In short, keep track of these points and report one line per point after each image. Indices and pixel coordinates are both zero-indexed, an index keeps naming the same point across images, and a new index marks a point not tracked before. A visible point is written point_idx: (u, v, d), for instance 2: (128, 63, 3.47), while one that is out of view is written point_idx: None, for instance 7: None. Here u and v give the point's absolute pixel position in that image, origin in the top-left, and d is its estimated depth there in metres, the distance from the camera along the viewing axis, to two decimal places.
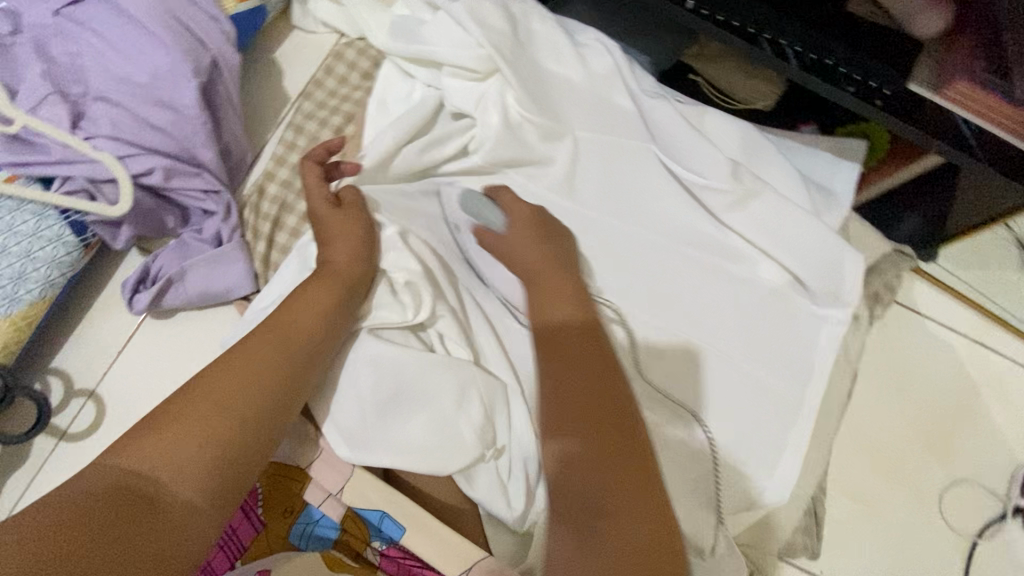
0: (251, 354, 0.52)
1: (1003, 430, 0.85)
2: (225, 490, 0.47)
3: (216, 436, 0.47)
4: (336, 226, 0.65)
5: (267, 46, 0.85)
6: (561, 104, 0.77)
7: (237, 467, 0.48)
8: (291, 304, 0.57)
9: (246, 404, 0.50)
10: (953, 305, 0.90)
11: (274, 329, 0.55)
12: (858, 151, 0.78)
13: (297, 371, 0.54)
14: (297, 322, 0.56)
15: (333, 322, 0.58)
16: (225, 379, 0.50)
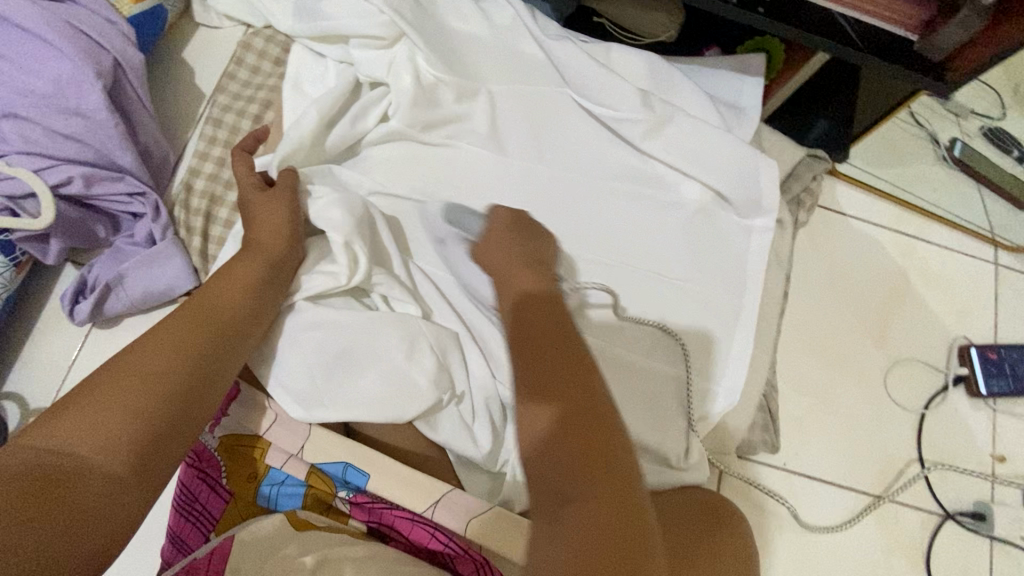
0: (177, 334, 0.53)
1: (934, 309, 0.91)
2: (152, 464, 0.46)
3: (145, 410, 0.47)
4: (259, 206, 0.67)
5: (174, 47, 0.85)
6: (472, 61, 0.79)
7: (162, 441, 0.47)
8: (212, 291, 0.58)
9: (168, 381, 0.49)
10: (873, 201, 0.96)
11: (194, 314, 0.55)
12: (760, 64, 0.82)
13: (223, 349, 0.55)
14: (219, 303, 0.57)
15: (259, 303, 0.60)
16: (151, 358, 0.50)
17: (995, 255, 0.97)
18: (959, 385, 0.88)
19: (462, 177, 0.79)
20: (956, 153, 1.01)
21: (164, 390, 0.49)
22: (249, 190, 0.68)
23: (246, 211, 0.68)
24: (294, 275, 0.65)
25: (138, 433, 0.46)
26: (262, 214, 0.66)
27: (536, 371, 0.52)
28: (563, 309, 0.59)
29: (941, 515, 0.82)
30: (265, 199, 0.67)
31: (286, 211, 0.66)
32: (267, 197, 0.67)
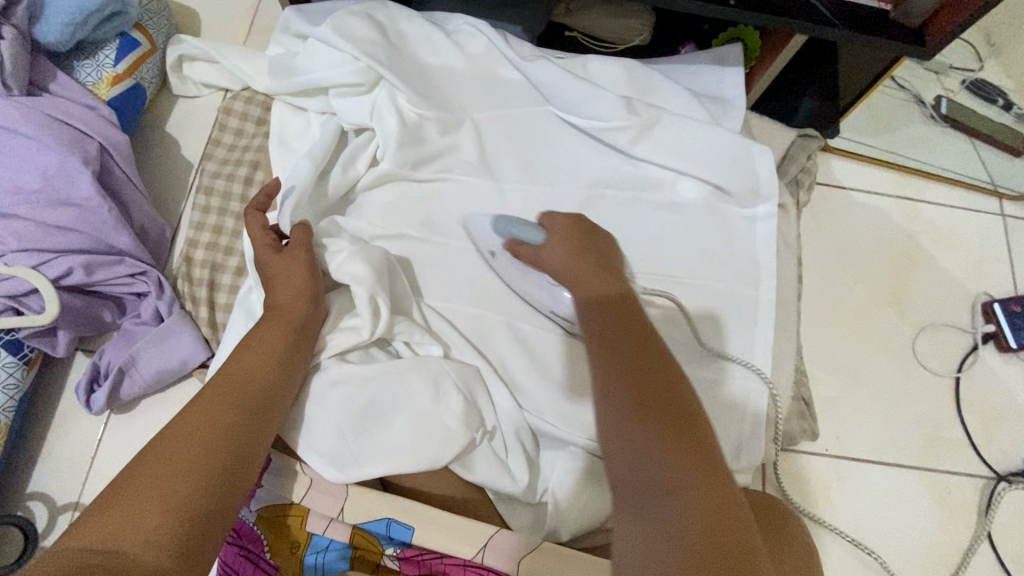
0: (206, 408, 0.51)
1: (949, 269, 0.90)
2: (189, 554, 0.43)
3: (182, 493, 0.45)
4: (276, 267, 0.64)
5: (156, 122, 0.85)
6: (452, 92, 0.79)
7: (199, 526, 0.45)
8: (235, 361, 0.57)
9: (202, 459, 0.48)
10: (869, 171, 0.95)
11: (219, 389, 0.54)
12: (739, 53, 0.82)
13: (254, 418, 0.53)
14: (245, 370, 0.56)
15: (285, 367, 0.58)
16: (183, 436, 0.49)
17: (1000, 206, 0.96)
18: (989, 343, 0.86)
19: (459, 209, 0.78)
20: (943, 111, 1.03)
21: (197, 469, 0.47)
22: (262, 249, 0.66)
23: (263, 274, 0.66)
24: (315, 334, 0.63)
25: (174, 520, 0.44)
26: (280, 276, 0.64)
27: (642, 378, 0.50)
28: (638, 311, 0.57)
29: (995, 478, 0.80)
30: (280, 259, 0.65)
31: (305, 272, 0.64)
32: (278, 257, 0.65)
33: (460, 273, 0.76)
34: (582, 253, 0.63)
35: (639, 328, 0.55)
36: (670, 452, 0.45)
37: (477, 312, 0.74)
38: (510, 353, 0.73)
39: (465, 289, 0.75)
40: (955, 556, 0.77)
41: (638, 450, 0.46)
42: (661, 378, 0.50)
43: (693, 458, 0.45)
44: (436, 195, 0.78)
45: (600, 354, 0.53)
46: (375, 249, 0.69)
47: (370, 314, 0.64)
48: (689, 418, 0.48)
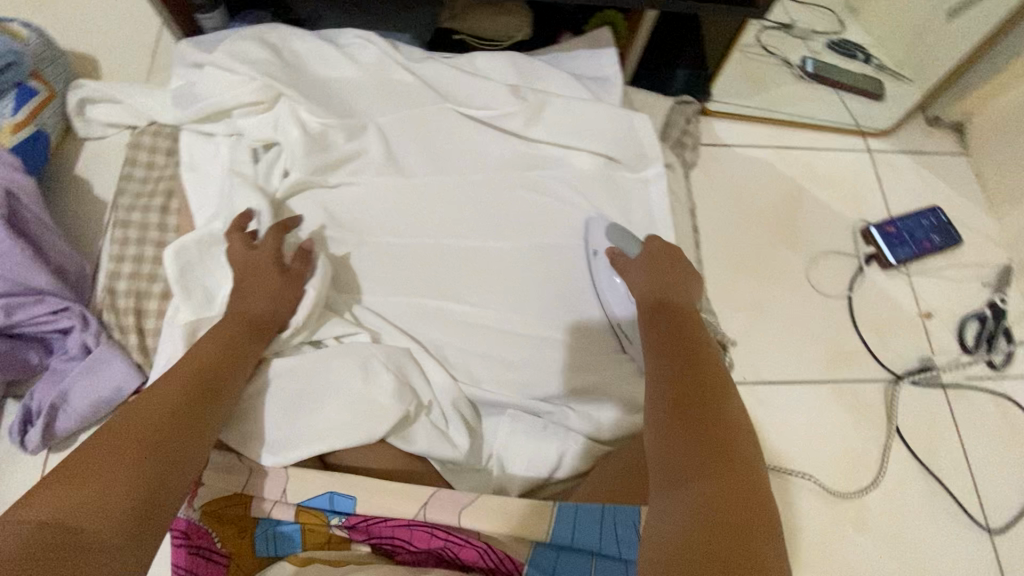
0: (168, 393, 0.54)
1: (829, 203, 1.00)
2: (150, 522, 0.45)
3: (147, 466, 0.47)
4: (254, 266, 0.68)
5: (65, 167, 0.86)
6: (351, 101, 0.84)
7: (162, 502, 0.47)
8: (193, 356, 0.58)
9: (169, 436, 0.50)
10: (748, 128, 1.06)
11: (178, 378, 0.55)
12: (609, 36, 0.91)
13: (213, 403, 0.56)
14: (207, 360, 0.59)
15: (243, 361, 0.61)
16: (145, 416, 0.51)
17: (866, 143, 1.08)
18: (872, 263, 0.96)
19: (375, 208, 0.82)
20: (810, 69, 1.12)
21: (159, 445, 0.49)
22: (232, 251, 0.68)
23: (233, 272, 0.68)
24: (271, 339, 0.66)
25: (137, 499, 0.45)
26: (254, 281, 0.66)
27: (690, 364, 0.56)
28: (695, 320, 0.63)
29: (893, 380, 0.89)
30: (262, 262, 0.68)
31: (274, 277, 0.67)
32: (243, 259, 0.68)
33: (382, 266, 0.80)
34: (674, 275, 0.69)
35: (687, 324, 0.62)
36: (683, 443, 0.48)
37: (402, 299, 0.78)
38: (438, 331, 0.77)
39: (390, 281, 0.79)
40: (867, 452, 0.85)
41: (658, 468, 0.48)
42: (694, 361, 0.56)
43: (683, 407, 0.51)
44: (350, 197, 0.82)
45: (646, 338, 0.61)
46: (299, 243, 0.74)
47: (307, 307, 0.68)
48: (719, 394, 0.52)
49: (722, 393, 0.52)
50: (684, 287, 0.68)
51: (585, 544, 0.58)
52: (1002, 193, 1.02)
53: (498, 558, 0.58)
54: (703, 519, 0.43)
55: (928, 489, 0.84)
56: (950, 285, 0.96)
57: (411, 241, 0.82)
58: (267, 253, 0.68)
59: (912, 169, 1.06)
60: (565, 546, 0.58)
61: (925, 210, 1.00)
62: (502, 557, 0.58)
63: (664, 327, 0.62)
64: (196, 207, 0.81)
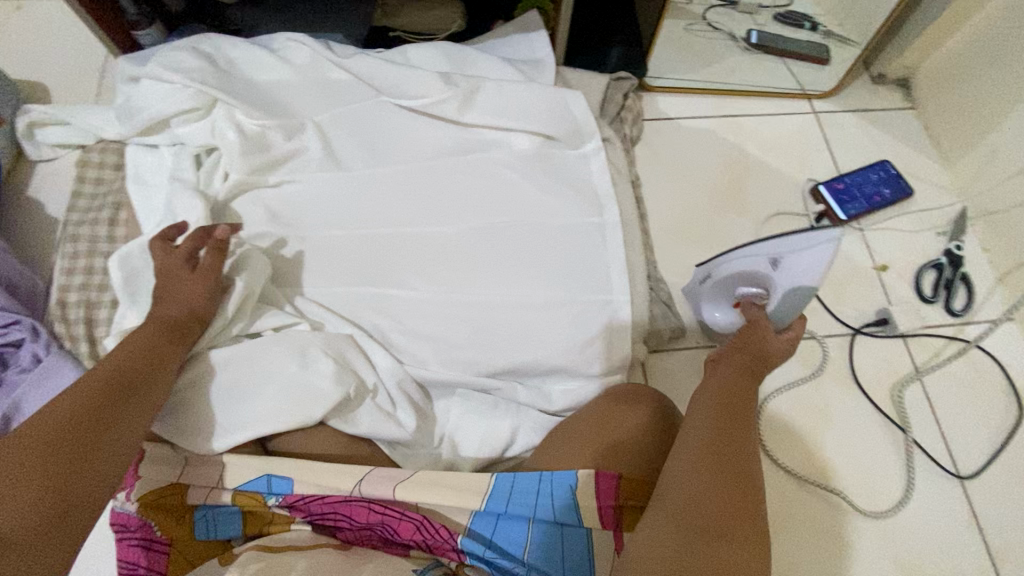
0: (88, 390, 0.54)
1: (776, 166, 1.00)
2: (69, 517, 0.47)
3: (64, 464, 0.48)
4: (176, 267, 0.67)
5: (17, 190, 0.89)
6: (288, 102, 0.86)
7: (85, 496, 0.48)
8: (116, 356, 0.58)
9: (87, 433, 0.51)
10: (692, 100, 1.07)
11: (99, 378, 0.55)
12: (538, 19, 0.93)
13: (140, 398, 0.56)
14: (131, 356, 0.58)
15: (170, 355, 0.61)
16: (61, 415, 0.51)
17: (812, 106, 1.08)
18: (824, 221, 0.96)
19: (317, 203, 0.84)
20: (755, 41, 1.06)
21: (78, 442, 0.50)
22: (161, 256, 0.68)
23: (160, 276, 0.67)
24: (200, 334, 0.66)
25: (55, 500, 0.46)
26: (174, 287, 0.66)
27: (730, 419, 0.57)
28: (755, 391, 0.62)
29: (852, 334, 0.88)
30: (179, 266, 0.67)
31: (197, 276, 0.67)
32: (174, 264, 0.67)
33: (327, 258, 0.81)
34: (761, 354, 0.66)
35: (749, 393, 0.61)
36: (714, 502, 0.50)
37: (347, 289, 0.79)
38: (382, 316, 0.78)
39: (335, 273, 0.80)
40: (831, 408, 0.84)
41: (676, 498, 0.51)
42: (738, 416, 0.58)
43: (721, 440, 0.55)
44: (292, 194, 0.84)
45: (726, 377, 0.62)
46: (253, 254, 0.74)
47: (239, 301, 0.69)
48: (742, 455, 0.55)
49: (741, 459, 0.54)
50: (764, 346, 0.67)
51: (521, 510, 0.57)
52: (951, 142, 1.02)
53: (433, 530, 0.57)
54: (715, 522, 0.48)
55: (897, 442, 0.82)
56: (905, 236, 0.96)
57: (354, 232, 0.82)
58: (185, 255, 0.68)
59: (860, 127, 1.06)
60: (503, 514, 0.58)
61: (874, 165, 0.99)
62: (437, 528, 0.57)
63: (733, 371, 0.63)
64: (142, 216, 0.82)
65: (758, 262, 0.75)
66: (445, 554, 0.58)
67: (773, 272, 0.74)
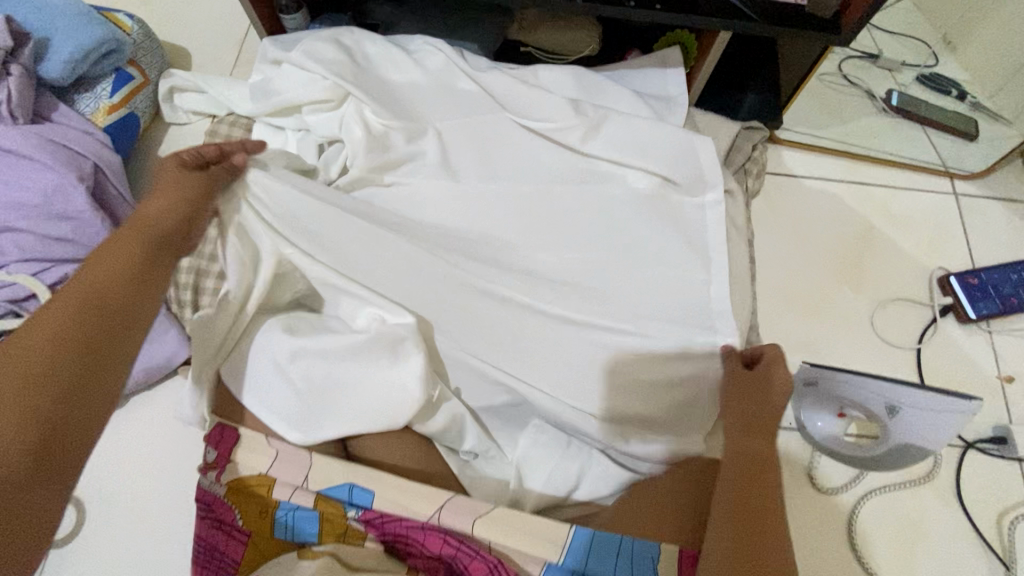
0: (58, 317, 0.49)
1: (903, 246, 0.93)
2: (47, 466, 0.44)
3: (37, 408, 0.45)
4: (166, 178, 0.61)
5: (149, 148, 0.93)
6: (413, 105, 0.86)
7: (64, 441, 0.45)
8: (88, 273, 0.52)
9: (62, 365, 0.47)
10: (820, 159, 1.00)
11: (72, 308, 0.50)
12: (678, 56, 0.89)
13: (119, 326, 0.51)
14: (107, 275, 0.53)
15: (156, 272, 0.55)
16: (31, 348, 0.47)
17: (953, 185, 1.00)
18: (948, 315, 0.88)
19: (426, 210, 0.83)
20: (893, 103, 1.08)
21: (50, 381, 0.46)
22: (164, 165, 0.61)
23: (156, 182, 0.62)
24: (189, 247, 0.60)
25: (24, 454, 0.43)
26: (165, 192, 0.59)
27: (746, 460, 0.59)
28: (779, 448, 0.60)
29: (963, 446, 0.81)
30: (172, 173, 0.61)
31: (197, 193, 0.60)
32: (171, 172, 0.61)
33: None
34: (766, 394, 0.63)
35: (768, 450, 0.59)
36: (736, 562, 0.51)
37: None
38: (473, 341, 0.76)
39: None
40: (926, 521, 0.77)
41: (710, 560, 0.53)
42: (756, 474, 0.57)
43: (750, 483, 0.56)
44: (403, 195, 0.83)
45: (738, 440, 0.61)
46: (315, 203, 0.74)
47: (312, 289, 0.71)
48: (771, 511, 0.54)
49: (766, 516, 0.54)
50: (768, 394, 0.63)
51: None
52: None
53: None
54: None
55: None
56: None
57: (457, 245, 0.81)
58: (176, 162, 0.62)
59: (1004, 217, 0.97)
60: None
61: (1016, 263, 0.90)
62: None
63: (740, 419, 0.63)
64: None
65: (874, 402, 0.65)
66: None
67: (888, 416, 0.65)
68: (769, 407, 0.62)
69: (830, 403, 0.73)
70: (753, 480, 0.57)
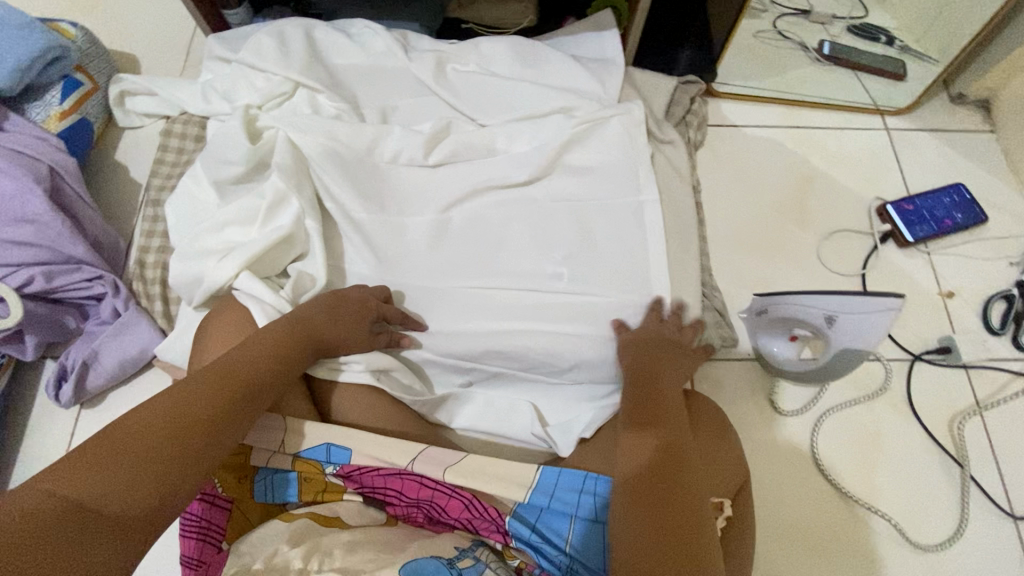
0: (236, 362, 0.55)
1: (843, 182, 0.98)
2: (171, 484, 0.44)
3: (197, 434, 0.47)
4: (350, 300, 0.68)
5: (106, 154, 0.94)
6: (357, 88, 0.90)
7: (182, 480, 0.45)
8: (247, 350, 0.57)
9: (190, 430, 0.47)
10: (760, 108, 1.05)
11: (145, 436, 0.45)
12: (611, 18, 0.93)
13: (248, 404, 0.53)
14: (249, 362, 0.56)
15: (287, 373, 0.59)
16: (204, 384, 0.51)
17: (884, 122, 1.05)
18: (889, 242, 0.93)
19: (384, 184, 0.84)
20: (825, 52, 1.09)
21: (202, 423, 0.48)
22: (370, 303, 0.69)
23: (344, 295, 0.68)
24: (352, 347, 0.67)
25: (163, 480, 0.44)
26: (350, 327, 0.67)
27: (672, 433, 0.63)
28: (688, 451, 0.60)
29: (910, 359, 0.86)
30: (357, 308, 0.68)
31: (338, 313, 0.66)
32: (364, 304, 0.69)
33: (389, 239, 0.81)
34: (645, 375, 0.70)
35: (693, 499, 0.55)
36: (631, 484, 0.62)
37: (409, 272, 0.80)
38: (424, 278, 0.81)
39: (390, 254, 0.81)
40: (883, 433, 0.82)
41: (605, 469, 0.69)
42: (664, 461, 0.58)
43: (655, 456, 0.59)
44: (352, 160, 0.83)
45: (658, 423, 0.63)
46: (294, 171, 0.78)
47: (271, 203, 0.75)
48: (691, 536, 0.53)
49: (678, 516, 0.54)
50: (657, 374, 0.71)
51: (563, 505, 0.58)
52: None
53: (482, 509, 0.58)
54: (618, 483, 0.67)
55: (952, 475, 0.79)
56: (974, 263, 0.92)
57: (415, 216, 0.83)
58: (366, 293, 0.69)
59: (934, 147, 1.02)
60: (547, 508, 0.58)
61: (947, 187, 0.96)
62: (486, 508, 0.58)
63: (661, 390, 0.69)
64: (181, 200, 0.81)
65: (814, 316, 0.71)
66: (492, 536, 0.58)
67: (828, 329, 0.71)
68: (661, 384, 0.70)
69: (774, 328, 0.78)
70: (646, 471, 0.57)
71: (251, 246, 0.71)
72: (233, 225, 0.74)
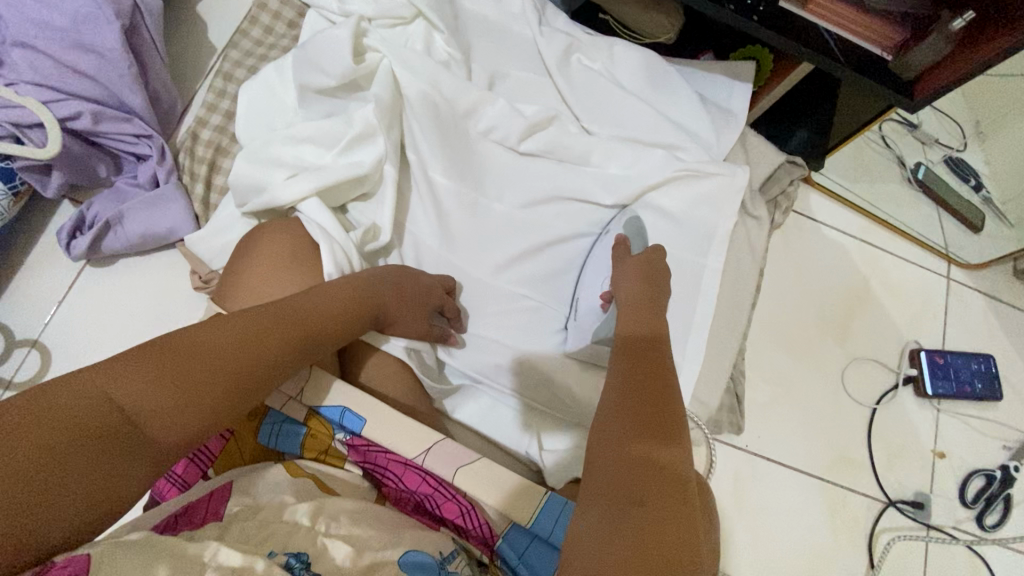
0: (304, 309, 0.53)
1: (890, 313, 0.98)
2: (210, 422, 0.44)
3: (248, 377, 0.47)
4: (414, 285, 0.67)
5: (189, 3, 0.86)
6: (475, 40, 0.84)
7: (218, 422, 0.45)
8: (318, 300, 0.55)
9: (246, 370, 0.47)
10: (842, 211, 1.04)
11: (198, 358, 0.44)
12: (750, 70, 0.88)
13: (302, 355, 0.52)
14: (316, 313, 0.54)
15: (343, 333, 0.57)
16: (271, 321, 0.50)
17: (948, 270, 1.04)
18: (908, 385, 0.95)
19: (467, 152, 0.80)
20: (920, 175, 1.09)
21: (257, 368, 0.47)
22: (434, 293, 0.69)
23: (411, 274, 0.68)
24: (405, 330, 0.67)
25: (204, 419, 0.44)
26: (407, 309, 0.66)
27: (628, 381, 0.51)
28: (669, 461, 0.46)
29: (884, 502, 0.89)
30: (417, 292, 0.67)
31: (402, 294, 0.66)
32: (427, 292, 0.68)
33: (455, 210, 0.78)
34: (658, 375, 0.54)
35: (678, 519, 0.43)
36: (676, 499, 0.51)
37: (464, 250, 0.77)
38: (476, 263, 0.77)
39: (450, 228, 0.78)
40: (832, 558, 0.85)
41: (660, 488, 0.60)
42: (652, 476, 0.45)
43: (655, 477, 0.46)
44: (446, 116, 0.78)
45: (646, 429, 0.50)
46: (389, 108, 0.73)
47: (356, 136, 0.70)
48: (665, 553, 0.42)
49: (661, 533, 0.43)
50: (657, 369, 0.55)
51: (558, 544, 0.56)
52: None
53: (478, 523, 0.58)
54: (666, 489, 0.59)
55: None
56: (975, 436, 0.94)
57: (487, 197, 0.79)
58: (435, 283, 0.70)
59: (983, 310, 1.03)
60: (539, 539, 0.57)
61: (979, 355, 0.97)
62: (482, 524, 0.58)
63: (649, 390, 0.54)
64: (260, 92, 0.76)
65: None
66: (478, 546, 0.59)
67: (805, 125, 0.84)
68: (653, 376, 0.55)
69: None
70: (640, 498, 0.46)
71: (325, 173, 0.68)
72: (311, 142, 0.70)
